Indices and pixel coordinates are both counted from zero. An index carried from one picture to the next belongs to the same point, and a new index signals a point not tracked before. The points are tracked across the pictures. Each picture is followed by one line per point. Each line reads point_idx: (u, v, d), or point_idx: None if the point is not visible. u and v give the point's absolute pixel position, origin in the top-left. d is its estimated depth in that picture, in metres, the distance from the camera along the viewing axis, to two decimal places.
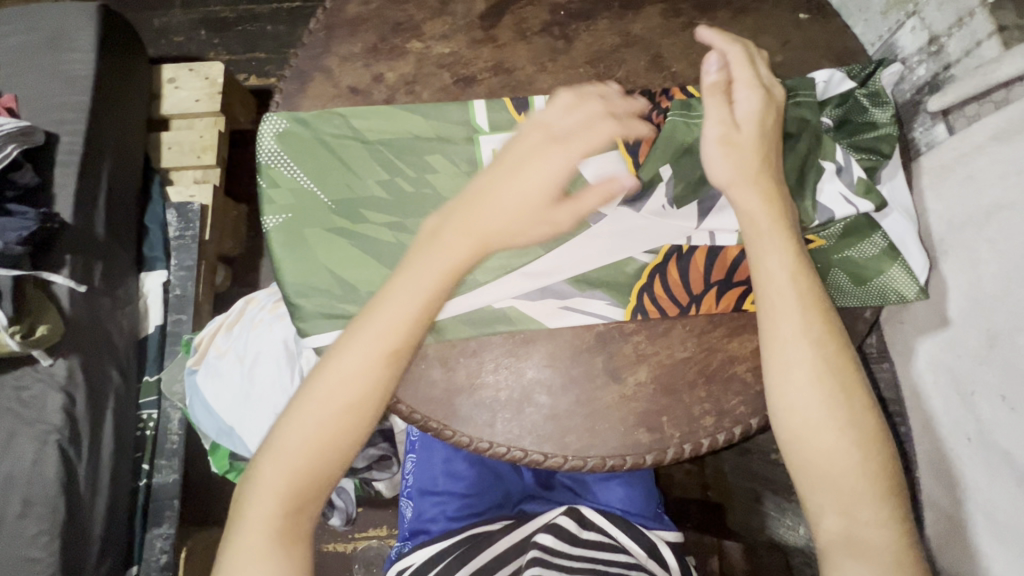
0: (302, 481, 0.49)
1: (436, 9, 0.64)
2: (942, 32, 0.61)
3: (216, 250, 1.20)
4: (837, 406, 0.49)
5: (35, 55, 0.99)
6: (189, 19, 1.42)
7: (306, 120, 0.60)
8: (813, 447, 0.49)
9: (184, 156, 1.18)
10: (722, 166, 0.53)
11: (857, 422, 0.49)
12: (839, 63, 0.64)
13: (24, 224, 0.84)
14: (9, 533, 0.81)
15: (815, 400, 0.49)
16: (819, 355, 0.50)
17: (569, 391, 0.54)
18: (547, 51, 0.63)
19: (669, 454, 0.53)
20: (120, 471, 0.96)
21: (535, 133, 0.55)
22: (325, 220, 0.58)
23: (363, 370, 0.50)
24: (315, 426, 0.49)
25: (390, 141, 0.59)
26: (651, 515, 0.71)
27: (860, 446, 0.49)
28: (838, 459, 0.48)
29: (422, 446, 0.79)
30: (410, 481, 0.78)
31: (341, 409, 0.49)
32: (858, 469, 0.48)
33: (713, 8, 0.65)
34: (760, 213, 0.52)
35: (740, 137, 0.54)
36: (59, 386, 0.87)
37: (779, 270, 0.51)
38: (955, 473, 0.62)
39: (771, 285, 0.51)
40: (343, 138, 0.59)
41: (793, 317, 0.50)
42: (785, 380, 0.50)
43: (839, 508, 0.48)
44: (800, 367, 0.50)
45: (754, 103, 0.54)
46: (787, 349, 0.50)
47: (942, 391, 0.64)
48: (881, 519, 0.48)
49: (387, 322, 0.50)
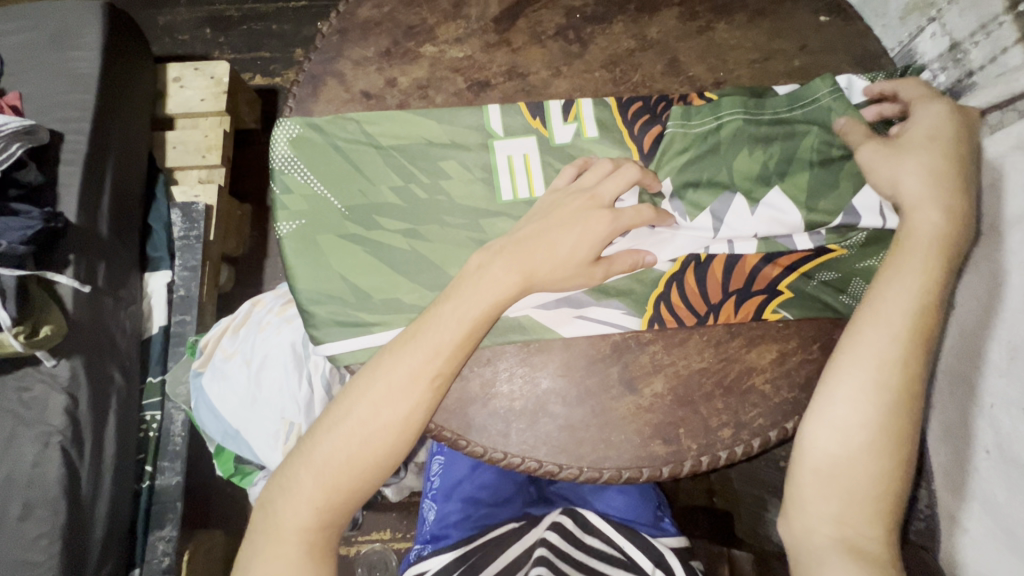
0: (337, 496, 0.49)
1: (450, 12, 0.63)
2: (963, 40, 0.61)
3: (220, 251, 1.19)
4: (879, 426, 0.49)
5: (40, 53, 0.99)
6: (194, 18, 1.41)
7: (318, 125, 0.59)
8: (863, 461, 0.48)
9: (189, 156, 1.17)
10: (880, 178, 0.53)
11: (892, 441, 0.49)
12: (859, 68, 0.63)
13: (29, 224, 0.84)
14: (10, 537, 0.80)
15: (884, 421, 0.48)
16: (878, 374, 0.49)
17: (584, 401, 0.53)
18: (563, 56, 0.62)
19: (685, 466, 0.52)
20: (122, 473, 0.95)
21: (581, 198, 0.54)
22: (339, 227, 0.57)
23: (406, 389, 0.49)
24: (354, 448, 0.49)
25: (403, 146, 0.59)
26: (653, 522, 0.69)
27: (891, 461, 0.48)
28: (863, 474, 0.48)
29: (449, 451, 0.80)
30: (435, 484, 0.78)
31: (381, 433, 0.49)
32: (880, 481, 0.48)
33: (731, 12, 0.64)
34: (915, 234, 0.51)
35: (904, 145, 0.53)
36: (62, 388, 0.87)
37: (905, 289, 0.50)
38: (975, 487, 0.61)
39: (882, 303, 0.50)
40: (357, 143, 0.59)
41: (880, 335, 0.49)
42: (870, 397, 0.49)
43: (863, 520, 0.48)
44: (854, 384, 0.49)
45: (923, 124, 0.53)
46: (847, 367, 0.50)
47: (959, 402, 0.63)
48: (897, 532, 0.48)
49: (431, 343, 0.50)
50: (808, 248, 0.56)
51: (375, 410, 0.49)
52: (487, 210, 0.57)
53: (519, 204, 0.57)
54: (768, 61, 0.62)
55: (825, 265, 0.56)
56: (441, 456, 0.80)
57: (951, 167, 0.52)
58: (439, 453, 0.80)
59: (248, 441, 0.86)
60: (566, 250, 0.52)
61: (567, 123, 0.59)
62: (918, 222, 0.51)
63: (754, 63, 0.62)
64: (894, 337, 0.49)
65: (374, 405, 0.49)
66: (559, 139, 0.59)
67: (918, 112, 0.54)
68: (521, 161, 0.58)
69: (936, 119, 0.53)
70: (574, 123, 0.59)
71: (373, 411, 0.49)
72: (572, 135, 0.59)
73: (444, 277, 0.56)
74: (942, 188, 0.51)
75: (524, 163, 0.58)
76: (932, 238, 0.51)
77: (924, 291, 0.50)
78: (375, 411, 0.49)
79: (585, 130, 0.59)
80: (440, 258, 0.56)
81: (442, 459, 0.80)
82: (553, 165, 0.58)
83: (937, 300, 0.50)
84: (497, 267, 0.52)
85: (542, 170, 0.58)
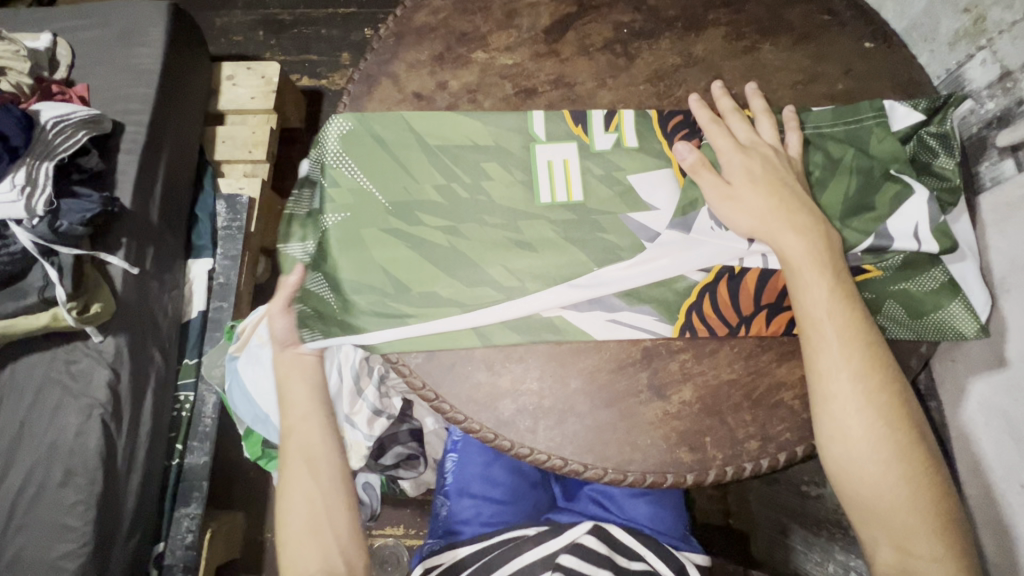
0: (310, 505, 0.62)
1: (501, 21, 0.65)
2: (1015, 68, 0.61)
3: (259, 243, 1.24)
4: (887, 441, 0.48)
5: (111, 48, 1.06)
6: (249, 20, 1.48)
7: (367, 121, 0.62)
8: (895, 486, 0.48)
9: (237, 151, 1.23)
10: (737, 222, 0.55)
11: (904, 459, 0.48)
12: (902, 94, 0.63)
13: (88, 206, 0.88)
14: (51, 500, 0.85)
15: (910, 442, 0.49)
16: (868, 390, 0.49)
17: (613, 403, 0.55)
18: (608, 68, 0.64)
19: (709, 475, 0.53)
20: (156, 448, 1.00)
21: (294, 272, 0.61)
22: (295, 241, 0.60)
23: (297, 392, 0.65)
24: (299, 466, 0.63)
25: (448, 146, 0.61)
26: (680, 536, 0.71)
27: (920, 480, 0.48)
28: (887, 498, 0.48)
29: (461, 446, 0.80)
30: (448, 480, 0.79)
31: (314, 441, 0.64)
32: (906, 503, 0.48)
33: (776, 33, 0.65)
34: (794, 250, 0.52)
35: (739, 189, 0.55)
36: (107, 363, 0.92)
37: (820, 304, 0.51)
38: (1007, 523, 0.60)
39: (813, 315, 0.51)
40: (405, 141, 0.61)
41: (834, 351, 0.50)
42: (896, 419, 0.49)
43: (888, 541, 0.49)
44: (845, 402, 0.49)
45: (740, 162, 0.56)
46: (830, 383, 0.50)
47: (996, 435, 0.62)
48: (932, 555, 0.48)
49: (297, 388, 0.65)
50: None
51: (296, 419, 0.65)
52: (526, 213, 0.59)
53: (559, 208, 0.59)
54: (811, 83, 0.63)
55: (861, 286, 0.56)
56: (455, 453, 0.80)
57: (771, 190, 0.54)
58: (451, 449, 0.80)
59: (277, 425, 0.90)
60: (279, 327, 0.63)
61: (608, 132, 0.61)
62: (785, 243, 0.53)
63: (797, 84, 0.63)
64: (856, 348, 0.50)
65: (297, 427, 0.64)
66: (599, 146, 0.61)
67: (720, 154, 0.57)
68: (561, 166, 0.60)
69: (761, 157, 0.56)
70: (614, 132, 0.61)
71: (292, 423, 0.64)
72: (607, 145, 0.61)
73: (485, 279, 0.58)
74: (782, 209, 0.54)
75: (564, 168, 0.60)
76: (800, 263, 0.52)
77: (829, 305, 0.51)
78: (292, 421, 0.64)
79: (625, 140, 0.61)
80: (477, 256, 0.58)
81: (456, 455, 0.80)
82: (592, 171, 0.60)
83: (847, 317, 0.50)
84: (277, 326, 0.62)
85: (582, 176, 0.60)
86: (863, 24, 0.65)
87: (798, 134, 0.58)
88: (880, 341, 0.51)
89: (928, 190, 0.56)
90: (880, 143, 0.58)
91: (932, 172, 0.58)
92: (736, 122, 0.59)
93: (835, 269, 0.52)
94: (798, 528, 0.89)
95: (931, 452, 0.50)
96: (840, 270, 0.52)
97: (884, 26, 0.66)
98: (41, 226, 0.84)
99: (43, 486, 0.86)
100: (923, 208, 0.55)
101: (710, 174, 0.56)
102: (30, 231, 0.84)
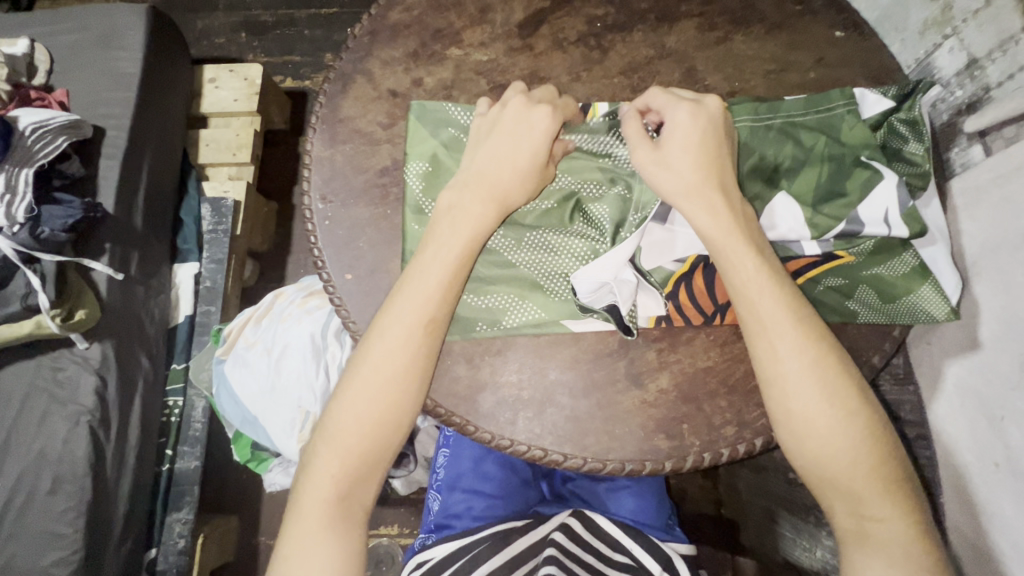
0: (331, 513, 0.52)
1: (475, 17, 0.66)
2: (981, 55, 0.62)
3: (245, 245, 1.23)
4: (830, 413, 0.49)
5: (88, 52, 1.04)
6: (230, 22, 1.48)
7: (438, 138, 0.59)
8: (839, 454, 0.49)
9: (221, 153, 1.22)
10: (664, 181, 0.52)
11: (850, 427, 0.49)
12: (873, 82, 0.64)
13: (70, 213, 0.87)
14: (39, 509, 0.84)
15: (849, 413, 0.49)
16: (808, 363, 0.49)
17: (591, 393, 0.55)
18: (582, 61, 0.64)
19: (687, 462, 0.54)
20: (145, 454, 0.99)
21: (517, 100, 0.56)
22: (451, 106, 0.60)
23: (369, 422, 0.52)
24: (324, 502, 0.51)
25: (442, 142, 0.59)
26: (663, 527, 0.72)
27: (867, 444, 0.49)
28: (836, 468, 0.49)
29: (454, 441, 0.81)
30: (440, 475, 0.80)
31: (350, 441, 0.52)
32: (852, 471, 0.49)
33: (749, 23, 0.65)
34: (709, 229, 0.51)
35: (669, 151, 0.53)
36: (93, 369, 0.91)
37: (752, 282, 0.50)
38: (980, 499, 0.62)
39: (748, 293, 0.50)
40: (423, 145, 0.59)
41: (773, 331, 0.50)
42: (834, 391, 0.49)
43: (843, 507, 0.50)
44: (786, 379, 0.49)
45: (685, 119, 0.53)
46: (774, 363, 0.50)
47: (969, 415, 0.63)
48: (882, 515, 0.49)
49: (387, 369, 0.52)
50: (816, 254, 0.57)
51: (343, 444, 0.52)
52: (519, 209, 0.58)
53: (559, 201, 0.57)
54: (783, 72, 0.64)
55: (834, 271, 0.57)
56: (447, 449, 0.82)
57: (703, 160, 0.52)
58: (444, 445, 0.82)
59: (266, 427, 0.90)
60: (358, 311, 0.58)
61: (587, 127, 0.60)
62: (696, 216, 0.52)
63: (769, 74, 0.64)
64: (788, 318, 0.50)
65: (345, 413, 0.52)
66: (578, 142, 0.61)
67: (665, 112, 0.54)
68: None
69: (690, 119, 0.53)
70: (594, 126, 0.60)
71: (330, 448, 0.52)
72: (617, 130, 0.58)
73: (473, 276, 0.57)
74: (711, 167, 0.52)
75: None
76: (710, 238, 0.52)
77: (761, 283, 0.50)
78: (348, 435, 0.52)
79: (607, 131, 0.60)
80: (483, 265, 0.57)
81: (447, 452, 0.82)
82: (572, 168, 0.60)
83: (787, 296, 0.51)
84: (439, 244, 0.53)
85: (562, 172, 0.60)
86: (834, 13, 0.66)
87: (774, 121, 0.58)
88: (812, 317, 0.51)
89: (898, 176, 0.56)
90: (850, 130, 0.57)
91: (901, 157, 0.58)
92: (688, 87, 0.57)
93: (752, 236, 0.52)
94: (786, 515, 0.89)
95: (878, 418, 0.50)
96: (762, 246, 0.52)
97: (855, 14, 0.66)
98: (22, 233, 0.82)
99: (31, 495, 0.85)
100: (894, 193, 0.54)
101: (641, 137, 0.54)
102: (11, 238, 0.82)
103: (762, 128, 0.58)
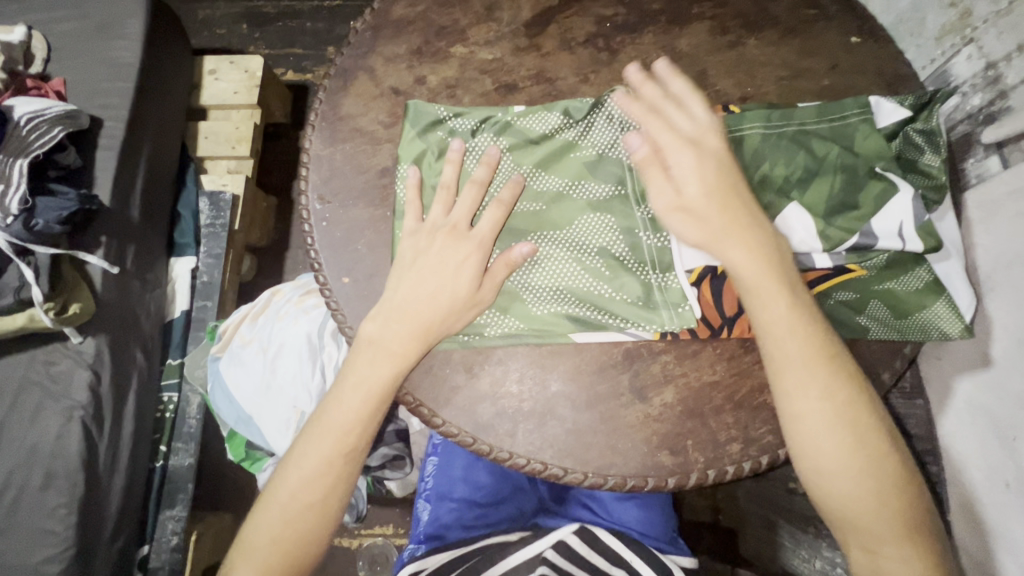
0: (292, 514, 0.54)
1: (481, 14, 0.64)
2: (1000, 62, 0.60)
3: (243, 240, 1.22)
4: (857, 454, 0.48)
5: (85, 40, 1.02)
6: (231, 13, 1.45)
7: (432, 141, 0.57)
8: (858, 495, 0.48)
9: (220, 146, 1.21)
10: (688, 233, 0.52)
11: (876, 470, 0.48)
12: (889, 90, 0.62)
13: (65, 205, 0.84)
14: (30, 507, 0.82)
15: (872, 456, 0.48)
16: (834, 403, 0.48)
17: (593, 406, 0.54)
18: (591, 63, 0.62)
19: (690, 479, 0.52)
20: (138, 450, 0.98)
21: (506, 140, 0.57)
22: (449, 111, 0.58)
23: (343, 436, 0.54)
24: (296, 503, 0.54)
25: (436, 145, 0.57)
26: (668, 539, 0.71)
27: (890, 487, 0.48)
28: (855, 508, 0.48)
29: (443, 450, 0.80)
30: (428, 484, 0.78)
31: (321, 449, 0.53)
32: (874, 512, 0.48)
33: (762, 27, 0.64)
34: (744, 267, 0.50)
35: (694, 200, 0.51)
36: (87, 365, 0.89)
37: (782, 322, 0.49)
38: (989, 518, 0.60)
39: (774, 332, 0.49)
40: (417, 147, 0.57)
41: (800, 368, 0.49)
42: (862, 434, 0.48)
43: (862, 545, 0.49)
44: (815, 417, 0.48)
45: (693, 164, 0.52)
46: (803, 399, 0.48)
47: (979, 432, 0.62)
48: (901, 556, 0.48)
49: (372, 390, 0.53)
50: (826, 267, 0.55)
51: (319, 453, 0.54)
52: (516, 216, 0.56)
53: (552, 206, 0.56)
54: (797, 78, 0.62)
55: (844, 285, 0.55)
56: (435, 457, 0.80)
57: (726, 203, 0.51)
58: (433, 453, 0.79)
59: (261, 427, 0.88)
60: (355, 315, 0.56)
61: None
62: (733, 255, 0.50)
63: (783, 80, 0.62)
64: (817, 355, 0.49)
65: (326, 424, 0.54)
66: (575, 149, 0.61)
67: (669, 154, 0.53)
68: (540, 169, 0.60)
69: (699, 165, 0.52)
70: None
71: (310, 456, 0.54)
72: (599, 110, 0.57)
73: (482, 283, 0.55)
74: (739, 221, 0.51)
75: None
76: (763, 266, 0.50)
77: (791, 323, 0.49)
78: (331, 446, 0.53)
79: None
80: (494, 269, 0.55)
81: (435, 459, 0.80)
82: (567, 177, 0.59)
83: (821, 337, 0.49)
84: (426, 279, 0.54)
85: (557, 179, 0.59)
86: (850, 17, 0.64)
87: (779, 126, 0.56)
88: (839, 352, 0.50)
89: (913, 188, 0.54)
90: (865, 139, 0.55)
91: (917, 169, 0.56)
92: (673, 111, 0.54)
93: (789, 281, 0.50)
94: (785, 526, 0.87)
95: (903, 460, 0.49)
96: (794, 282, 0.50)
97: (871, 19, 0.64)
98: (15, 225, 0.79)
99: (22, 492, 0.83)
100: (908, 206, 0.53)
101: (659, 179, 0.53)
102: (5, 230, 0.79)
103: (773, 135, 0.56)
